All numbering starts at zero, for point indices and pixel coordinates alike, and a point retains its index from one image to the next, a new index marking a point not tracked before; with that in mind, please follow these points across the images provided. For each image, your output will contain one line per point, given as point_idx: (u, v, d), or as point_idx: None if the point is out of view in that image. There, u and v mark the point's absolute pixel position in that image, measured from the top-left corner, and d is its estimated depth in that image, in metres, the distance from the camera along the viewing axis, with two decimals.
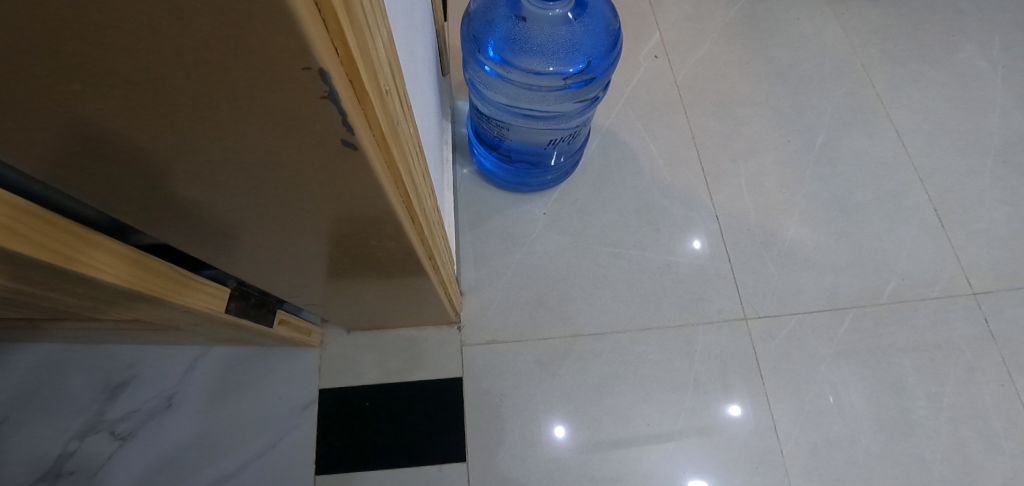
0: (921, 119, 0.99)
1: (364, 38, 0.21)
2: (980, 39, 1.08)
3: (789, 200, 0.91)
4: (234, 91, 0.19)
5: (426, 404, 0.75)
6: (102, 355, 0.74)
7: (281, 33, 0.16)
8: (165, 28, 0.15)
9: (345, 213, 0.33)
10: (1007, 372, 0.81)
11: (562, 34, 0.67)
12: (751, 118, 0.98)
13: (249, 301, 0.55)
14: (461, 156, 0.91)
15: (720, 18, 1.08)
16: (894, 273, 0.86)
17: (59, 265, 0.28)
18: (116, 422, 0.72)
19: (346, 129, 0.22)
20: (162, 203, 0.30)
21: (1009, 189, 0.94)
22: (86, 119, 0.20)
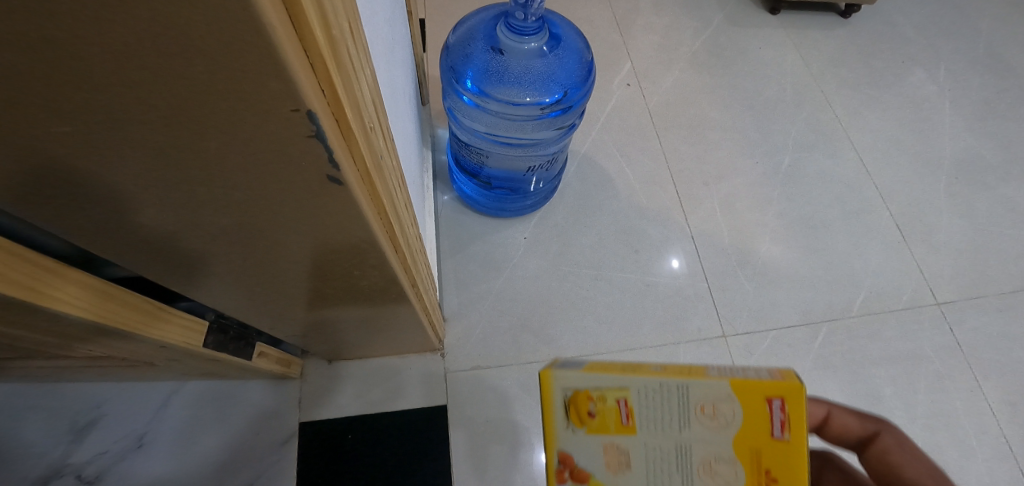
0: (873, 137, 1.05)
1: (349, 80, 0.22)
2: (928, 64, 1.15)
3: (761, 220, 0.94)
4: (220, 131, 0.20)
5: (411, 432, 0.74)
6: (71, 394, 0.71)
7: (270, 77, 0.17)
8: (153, 70, 0.16)
9: (329, 244, 0.33)
10: (975, 378, 0.84)
11: (538, 65, 0.69)
12: (717, 138, 1.02)
13: (227, 334, 0.54)
14: (441, 182, 0.92)
15: (687, 48, 1.13)
16: (861, 287, 0.90)
17: (30, 302, 0.27)
18: (83, 465, 0.69)
19: (332, 164, 0.23)
20: (142, 237, 0.30)
21: (963, 203, 0.99)
22: (69, 157, 0.21)
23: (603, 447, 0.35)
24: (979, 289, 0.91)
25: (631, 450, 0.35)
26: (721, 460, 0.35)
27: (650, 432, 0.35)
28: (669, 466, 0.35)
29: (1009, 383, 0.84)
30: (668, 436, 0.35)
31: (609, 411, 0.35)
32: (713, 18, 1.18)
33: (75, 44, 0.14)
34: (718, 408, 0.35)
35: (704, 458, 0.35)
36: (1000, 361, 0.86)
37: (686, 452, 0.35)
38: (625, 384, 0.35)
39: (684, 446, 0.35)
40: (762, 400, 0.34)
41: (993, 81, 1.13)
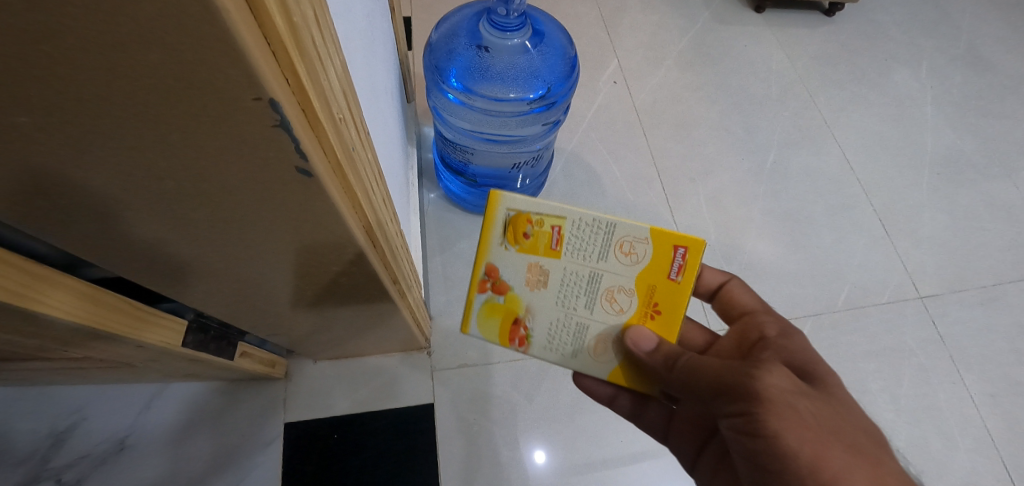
0: (857, 134, 1.07)
1: (315, 69, 0.21)
2: (911, 61, 1.17)
3: (747, 216, 0.95)
4: (183, 122, 0.19)
5: (399, 431, 0.73)
6: (51, 398, 0.70)
7: (228, 64, 0.16)
8: (107, 58, 0.16)
9: (306, 241, 0.33)
10: (957, 370, 0.85)
11: (521, 62, 0.69)
12: (703, 135, 1.03)
13: (208, 334, 0.53)
14: (427, 180, 0.92)
15: (674, 46, 1.14)
16: (846, 282, 0.91)
17: (11, 304, 0.27)
18: (64, 469, 0.68)
19: (300, 155, 0.23)
20: (114, 236, 0.30)
21: (944, 198, 1.01)
22: (38, 154, 0.20)
23: (528, 265, 0.47)
24: (961, 282, 0.92)
25: (551, 269, 0.47)
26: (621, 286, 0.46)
27: (570, 258, 0.46)
28: (578, 286, 0.47)
29: (990, 374, 0.85)
30: (585, 263, 0.46)
31: (541, 235, 0.45)
32: (699, 16, 1.19)
33: (25, 28, 0.14)
34: (632, 248, 0.45)
35: (609, 280, 0.46)
36: (982, 353, 0.87)
37: (595, 276, 0.46)
38: (561, 212, 0.44)
39: (596, 272, 0.46)
40: (669, 248, 0.45)
41: (974, 79, 1.15)
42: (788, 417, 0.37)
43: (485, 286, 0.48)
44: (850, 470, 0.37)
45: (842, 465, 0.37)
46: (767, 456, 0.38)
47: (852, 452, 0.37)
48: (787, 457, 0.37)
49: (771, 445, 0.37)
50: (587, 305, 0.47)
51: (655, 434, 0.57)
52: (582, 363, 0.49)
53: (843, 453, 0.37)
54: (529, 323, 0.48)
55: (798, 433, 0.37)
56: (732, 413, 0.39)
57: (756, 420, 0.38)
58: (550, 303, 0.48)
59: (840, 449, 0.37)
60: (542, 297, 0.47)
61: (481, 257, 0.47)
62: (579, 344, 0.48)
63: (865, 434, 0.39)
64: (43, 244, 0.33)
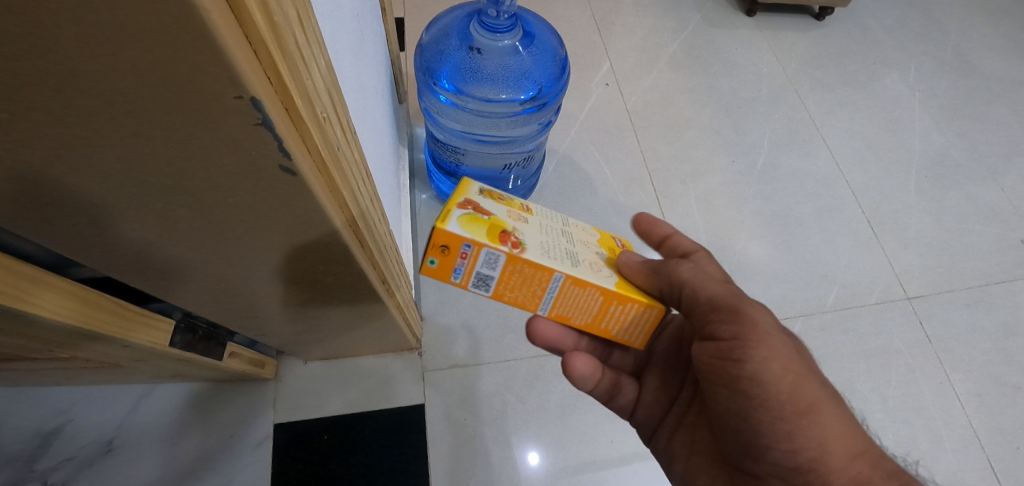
0: (846, 136, 1.08)
1: (297, 68, 0.22)
2: (899, 65, 1.19)
3: (737, 218, 0.96)
4: (166, 120, 0.20)
5: (389, 432, 0.73)
6: (38, 399, 0.70)
7: (208, 62, 0.17)
8: (87, 57, 0.16)
9: (293, 240, 0.33)
10: (944, 370, 0.86)
11: (512, 63, 0.69)
12: (694, 137, 1.04)
13: (196, 334, 0.53)
14: (419, 181, 0.92)
15: (665, 49, 1.14)
16: (835, 283, 0.92)
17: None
18: (50, 471, 0.67)
19: (283, 154, 0.23)
20: (100, 236, 0.30)
21: (931, 201, 1.02)
22: (22, 152, 0.20)
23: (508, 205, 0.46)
24: (947, 284, 0.93)
25: (530, 210, 0.48)
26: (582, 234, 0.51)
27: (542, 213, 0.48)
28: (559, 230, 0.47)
29: (976, 374, 0.86)
30: (558, 215, 0.50)
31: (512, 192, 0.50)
32: (690, 19, 1.20)
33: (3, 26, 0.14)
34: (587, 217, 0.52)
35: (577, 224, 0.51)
36: (968, 353, 0.88)
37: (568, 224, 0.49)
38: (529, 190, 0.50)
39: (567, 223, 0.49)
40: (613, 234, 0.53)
41: (960, 83, 1.17)
42: (772, 343, 0.41)
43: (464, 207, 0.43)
44: (818, 398, 0.41)
45: (812, 394, 0.41)
46: (750, 377, 0.40)
47: (819, 383, 0.42)
48: (769, 382, 0.40)
49: (758, 367, 0.40)
50: (570, 242, 0.46)
51: (623, 414, 0.58)
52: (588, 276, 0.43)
53: (815, 386, 0.41)
54: (518, 233, 0.43)
55: (781, 360, 0.40)
56: (719, 338, 0.42)
57: (746, 346, 0.40)
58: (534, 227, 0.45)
59: (811, 380, 0.41)
60: (531, 227, 0.45)
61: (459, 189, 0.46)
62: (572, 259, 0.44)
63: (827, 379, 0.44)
64: (31, 244, 0.32)
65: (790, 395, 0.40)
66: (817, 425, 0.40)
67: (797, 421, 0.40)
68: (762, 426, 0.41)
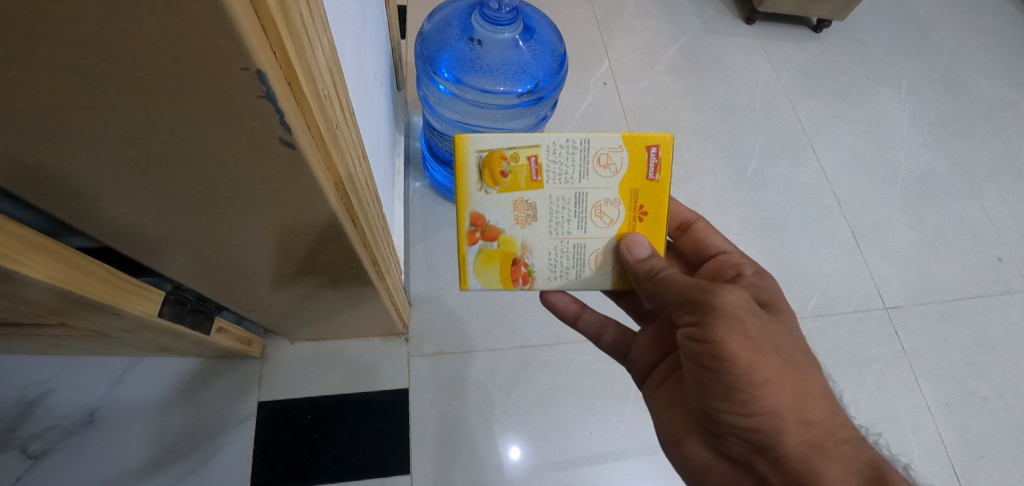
0: (835, 147, 1.10)
1: (300, 45, 0.22)
2: (891, 82, 1.21)
3: (724, 222, 0.98)
4: (174, 90, 0.20)
5: (371, 415, 0.74)
6: (22, 367, 0.69)
7: (218, 33, 0.17)
8: (99, 23, 0.16)
9: (290, 216, 0.34)
10: (915, 379, 0.89)
11: (510, 56, 0.70)
12: (687, 139, 1.05)
13: (185, 306, 0.53)
14: (413, 169, 0.92)
15: (665, 52, 1.16)
16: (816, 290, 0.94)
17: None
18: (30, 440, 0.67)
19: (284, 129, 0.24)
20: (96, 204, 0.30)
21: (915, 215, 1.05)
22: (28, 115, 0.21)
23: (514, 201, 0.49)
24: (925, 296, 0.96)
25: (537, 203, 0.49)
26: (606, 158, 0.49)
27: (554, 185, 0.49)
28: (568, 209, 0.49)
29: (947, 385, 0.89)
30: (568, 186, 0.49)
31: (519, 169, 0.48)
32: (691, 23, 1.21)
33: None
34: (610, 157, 0.49)
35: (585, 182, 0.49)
36: (939, 364, 0.91)
37: (584, 192, 0.49)
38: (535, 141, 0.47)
39: (582, 191, 0.49)
40: (643, 147, 0.49)
41: (949, 102, 1.19)
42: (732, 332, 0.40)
43: (474, 238, 0.51)
44: (780, 391, 0.41)
45: (777, 385, 0.40)
46: (711, 359, 0.40)
47: (793, 380, 0.41)
48: (728, 366, 0.40)
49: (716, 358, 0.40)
50: (579, 225, 0.50)
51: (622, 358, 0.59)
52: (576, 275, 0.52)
53: (772, 358, 0.41)
54: (528, 258, 0.51)
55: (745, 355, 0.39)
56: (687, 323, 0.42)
57: (709, 328, 0.40)
58: (548, 234, 0.50)
59: (781, 377, 0.41)
60: (534, 230, 0.50)
61: (464, 206, 0.50)
62: (579, 264, 0.51)
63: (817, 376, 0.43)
64: (30, 209, 0.33)
65: (751, 385, 0.40)
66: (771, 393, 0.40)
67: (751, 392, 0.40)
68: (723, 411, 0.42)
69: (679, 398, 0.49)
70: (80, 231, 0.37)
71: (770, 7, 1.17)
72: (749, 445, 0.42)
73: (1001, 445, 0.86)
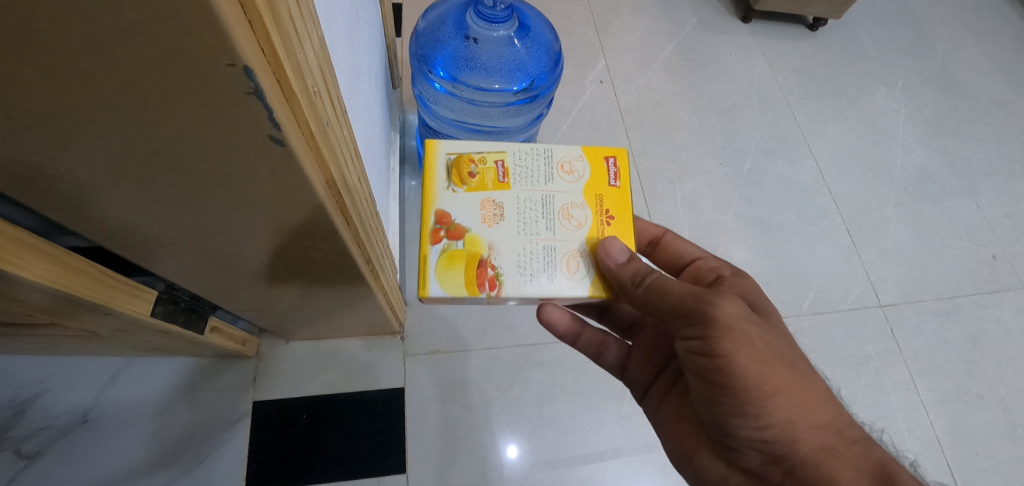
0: (831, 145, 1.10)
1: (289, 41, 0.22)
2: (887, 80, 1.21)
3: (720, 220, 0.98)
4: (162, 88, 0.20)
5: (367, 414, 0.74)
6: (15, 367, 0.69)
7: (204, 29, 0.17)
8: (83, 21, 0.16)
9: (282, 215, 0.34)
10: (910, 376, 0.89)
11: (506, 54, 0.70)
12: (684, 138, 1.05)
13: (178, 306, 0.53)
14: (409, 167, 0.92)
15: (662, 50, 1.16)
16: (812, 288, 0.94)
17: None
18: (24, 441, 0.66)
19: (274, 126, 0.24)
20: (85, 203, 0.30)
21: (910, 213, 1.05)
22: (14, 114, 0.21)
23: (482, 202, 0.51)
24: (920, 294, 0.97)
25: (504, 204, 0.51)
26: (569, 167, 0.54)
27: (519, 186, 0.52)
28: (535, 210, 0.51)
29: (942, 382, 0.90)
30: (534, 188, 0.52)
31: (486, 171, 0.52)
32: (687, 22, 1.21)
33: None
34: (573, 166, 0.54)
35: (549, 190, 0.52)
36: (934, 361, 0.91)
37: (551, 196, 0.52)
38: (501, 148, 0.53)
39: (548, 194, 0.52)
40: (602, 160, 0.54)
41: (944, 100, 1.20)
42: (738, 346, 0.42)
43: (438, 235, 0.50)
44: (790, 400, 0.43)
45: (786, 395, 0.43)
46: (717, 371, 0.43)
47: (800, 385, 0.43)
48: (738, 383, 0.42)
49: (725, 372, 0.42)
50: (549, 227, 0.50)
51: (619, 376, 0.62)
52: (554, 285, 0.49)
53: (779, 368, 0.43)
54: (495, 260, 0.49)
55: (753, 367, 0.42)
56: (691, 336, 0.44)
57: (711, 341, 0.42)
58: (515, 235, 0.50)
59: (789, 384, 0.43)
60: (501, 229, 0.50)
61: (430, 204, 0.51)
62: (551, 267, 0.49)
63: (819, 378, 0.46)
64: (20, 209, 0.33)
65: (762, 396, 0.42)
66: (782, 403, 0.43)
67: (762, 404, 0.42)
68: (739, 425, 0.44)
69: (685, 411, 0.52)
70: (71, 231, 0.37)
71: (766, 5, 1.17)
72: (765, 454, 0.45)
73: (995, 441, 0.86)
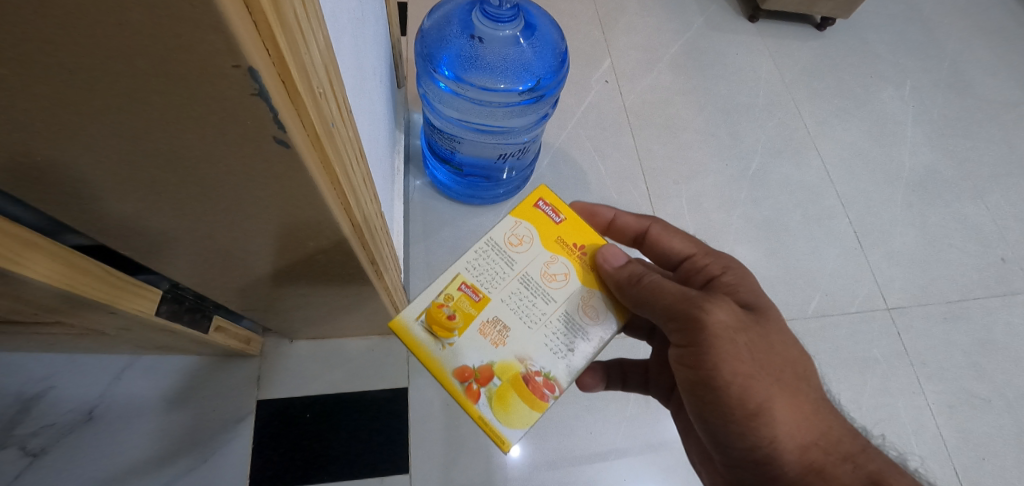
0: (838, 146, 1.09)
1: (294, 42, 0.22)
2: (895, 80, 1.20)
3: (726, 222, 0.98)
4: (167, 89, 0.20)
5: (370, 414, 0.74)
6: (21, 364, 0.69)
7: (209, 29, 0.17)
8: (87, 22, 0.16)
9: (286, 216, 0.33)
10: (917, 380, 0.88)
11: (511, 53, 0.70)
12: (689, 138, 1.05)
13: (182, 305, 0.53)
14: (413, 167, 0.92)
15: (667, 50, 1.15)
16: (818, 290, 0.93)
17: None
18: (29, 437, 0.67)
19: (279, 128, 0.23)
20: (90, 203, 0.30)
21: (918, 215, 1.04)
22: (19, 113, 0.21)
23: (480, 329, 0.47)
24: (927, 297, 0.96)
25: (496, 314, 0.47)
26: (516, 238, 0.49)
27: (496, 290, 0.48)
28: (525, 297, 0.47)
29: (949, 386, 0.89)
30: (507, 280, 0.48)
31: (460, 302, 0.47)
32: (694, 21, 1.20)
33: None
34: (518, 234, 0.50)
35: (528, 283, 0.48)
36: (942, 365, 0.90)
37: (526, 274, 0.48)
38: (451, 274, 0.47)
39: (521, 274, 0.48)
40: (533, 206, 0.51)
41: (954, 101, 1.19)
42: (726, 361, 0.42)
43: (472, 390, 0.45)
44: (779, 411, 0.42)
45: (776, 406, 0.42)
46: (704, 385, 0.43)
47: (787, 399, 0.43)
48: (722, 395, 0.42)
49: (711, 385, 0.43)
50: (546, 303, 0.48)
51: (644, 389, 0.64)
52: (593, 337, 0.48)
53: (767, 381, 0.42)
54: (534, 364, 0.46)
55: (739, 383, 0.42)
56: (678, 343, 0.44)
57: (698, 352, 0.42)
58: (528, 332, 0.47)
59: (775, 399, 0.42)
60: (518, 337, 0.47)
61: (441, 373, 0.46)
62: (578, 331, 0.48)
63: (813, 389, 0.45)
64: (26, 209, 0.33)
65: (746, 412, 0.42)
66: (768, 422, 0.42)
67: (748, 423, 0.42)
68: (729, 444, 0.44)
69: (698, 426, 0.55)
70: (78, 230, 0.37)
71: (774, 5, 1.16)
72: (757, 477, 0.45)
73: (1004, 447, 0.85)
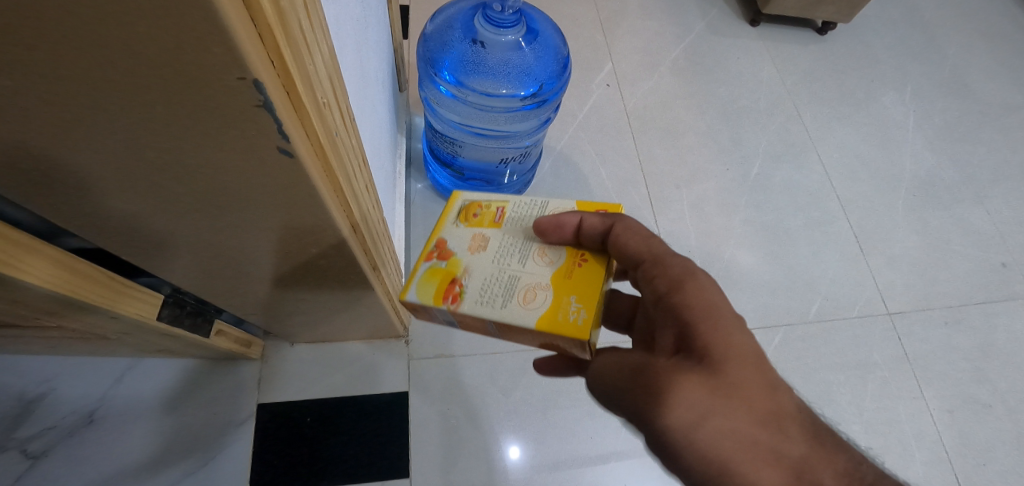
0: (839, 150, 1.10)
1: (300, 53, 0.22)
2: (897, 85, 1.20)
3: (727, 225, 0.98)
4: (173, 100, 0.20)
5: (371, 417, 0.74)
6: (22, 366, 0.69)
7: (215, 42, 0.17)
8: (96, 36, 0.16)
9: (289, 222, 0.34)
10: (918, 385, 0.88)
11: (513, 58, 0.70)
12: (690, 142, 1.05)
13: (184, 309, 0.53)
14: (415, 170, 0.92)
15: (669, 53, 1.15)
16: (819, 294, 0.93)
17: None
18: (29, 440, 0.67)
19: (283, 139, 0.24)
20: (93, 209, 0.30)
21: (919, 220, 1.04)
22: (25, 123, 0.21)
23: (474, 233, 0.47)
24: (929, 302, 0.96)
25: (493, 238, 0.46)
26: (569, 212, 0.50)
27: (516, 228, 0.47)
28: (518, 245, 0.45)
29: (950, 392, 0.89)
30: (525, 227, 0.47)
31: (488, 213, 0.48)
32: (695, 25, 1.20)
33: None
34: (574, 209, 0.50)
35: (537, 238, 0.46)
36: (943, 370, 0.90)
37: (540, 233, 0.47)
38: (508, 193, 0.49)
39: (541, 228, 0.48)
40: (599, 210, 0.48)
41: (955, 106, 1.19)
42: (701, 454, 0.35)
43: (428, 256, 0.46)
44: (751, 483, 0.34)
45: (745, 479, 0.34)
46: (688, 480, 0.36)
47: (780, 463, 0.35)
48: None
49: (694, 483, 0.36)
50: (520, 259, 0.44)
51: None
52: (509, 314, 0.41)
53: (751, 456, 0.34)
54: (461, 283, 0.44)
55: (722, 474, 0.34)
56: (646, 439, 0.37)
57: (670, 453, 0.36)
58: (490, 265, 0.44)
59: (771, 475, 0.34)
60: (482, 259, 0.45)
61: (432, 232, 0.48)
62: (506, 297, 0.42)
63: (794, 436, 0.35)
64: (30, 214, 0.33)
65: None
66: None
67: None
68: None
69: None
70: (79, 235, 0.37)
71: (775, 9, 1.16)
72: None
73: (1005, 453, 0.85)
